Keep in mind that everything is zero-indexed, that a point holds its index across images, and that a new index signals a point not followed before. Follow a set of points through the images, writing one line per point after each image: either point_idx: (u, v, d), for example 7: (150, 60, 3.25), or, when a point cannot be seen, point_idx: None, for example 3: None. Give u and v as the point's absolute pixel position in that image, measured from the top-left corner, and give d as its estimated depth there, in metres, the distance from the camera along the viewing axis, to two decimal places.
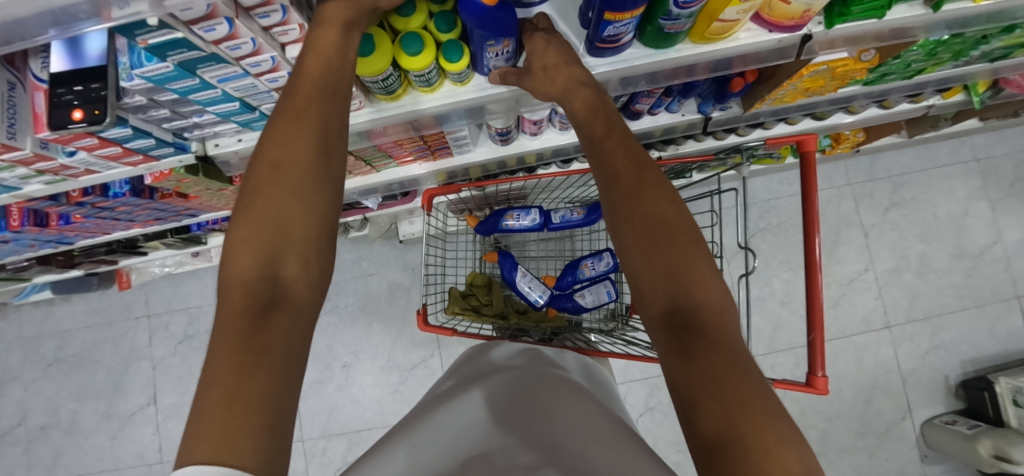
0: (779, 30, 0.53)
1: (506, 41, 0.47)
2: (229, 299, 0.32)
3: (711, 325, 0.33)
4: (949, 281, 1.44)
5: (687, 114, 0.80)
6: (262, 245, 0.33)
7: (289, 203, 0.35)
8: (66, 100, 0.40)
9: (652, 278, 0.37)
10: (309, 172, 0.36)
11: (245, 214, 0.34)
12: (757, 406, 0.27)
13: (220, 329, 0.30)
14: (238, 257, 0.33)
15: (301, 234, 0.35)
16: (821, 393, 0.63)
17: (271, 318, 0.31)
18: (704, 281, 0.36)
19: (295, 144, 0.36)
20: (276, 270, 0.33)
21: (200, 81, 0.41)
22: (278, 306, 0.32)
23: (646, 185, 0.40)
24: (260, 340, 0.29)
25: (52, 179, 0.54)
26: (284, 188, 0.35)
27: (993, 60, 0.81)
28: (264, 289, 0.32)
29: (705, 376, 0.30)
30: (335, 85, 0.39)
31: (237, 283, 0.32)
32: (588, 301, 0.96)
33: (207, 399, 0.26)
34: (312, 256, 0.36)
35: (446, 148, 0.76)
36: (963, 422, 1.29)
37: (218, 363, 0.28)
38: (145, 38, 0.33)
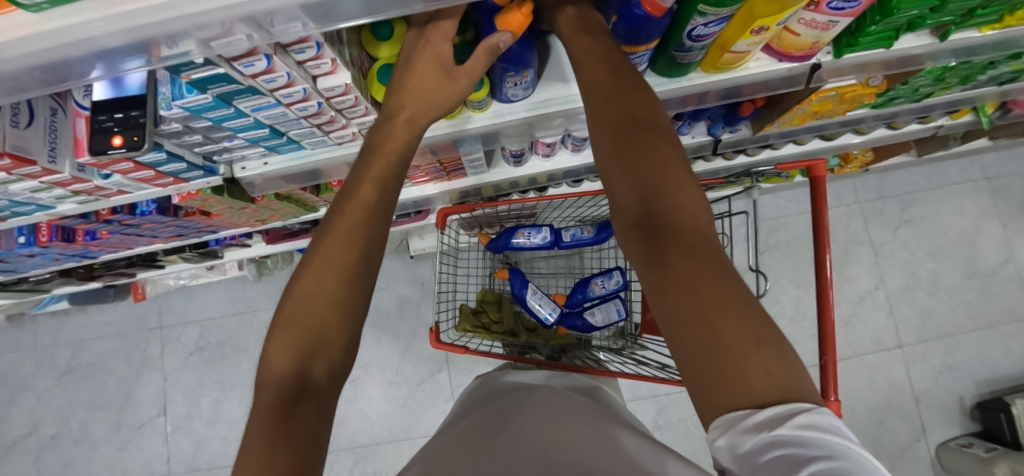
0: (789, 60, 0.54)
1: (526, 72, 0.48)
2: (262, 393, 0.34)
3: (688, 229, 0.33)
4: (961, 300, 1.42)
5: (697, 136, 0.81)
6: (298, 342, 0.36)
7: (324, 291, 0.38)
8: (106, 127, 0.43)
9: (625, 183, 0.37)
10: (346, 260, 0.39)
11: (290, 309, 0.38)
12: (735, 308, 0.28)
13: (253, 422, 0.33)
14: (276, 354, 0.36)
15: (335, 341, 0.37)
16: (835, 417, 0.62)
17: (299, 409, 0.33)
18: (683, 192, 0.35)
19: (343, 238, 0.40)
20: (309, 363, 0.36)
21: (234, 110, 0.43)
22: (305, 397, 0.34)
23: (623, 91, 0.40)
24: (292, 427, 0.32)
25: (86, 199, 0.57)
26: (323, 279, 0.38)
27: (1000, 83, 0.82)
28: (295, 381, 0.34)
29: (682, 288, 0.30)
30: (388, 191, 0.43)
31: (272, 379, 0.35)
32: (597, 320, 0.96)
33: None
34: (340, 351, 0.38)
35: (461, 170, 0.77)
36: (979, 445, 1.26)
37: (251, 448, 0.31)
38: (189, 73, 0.35)
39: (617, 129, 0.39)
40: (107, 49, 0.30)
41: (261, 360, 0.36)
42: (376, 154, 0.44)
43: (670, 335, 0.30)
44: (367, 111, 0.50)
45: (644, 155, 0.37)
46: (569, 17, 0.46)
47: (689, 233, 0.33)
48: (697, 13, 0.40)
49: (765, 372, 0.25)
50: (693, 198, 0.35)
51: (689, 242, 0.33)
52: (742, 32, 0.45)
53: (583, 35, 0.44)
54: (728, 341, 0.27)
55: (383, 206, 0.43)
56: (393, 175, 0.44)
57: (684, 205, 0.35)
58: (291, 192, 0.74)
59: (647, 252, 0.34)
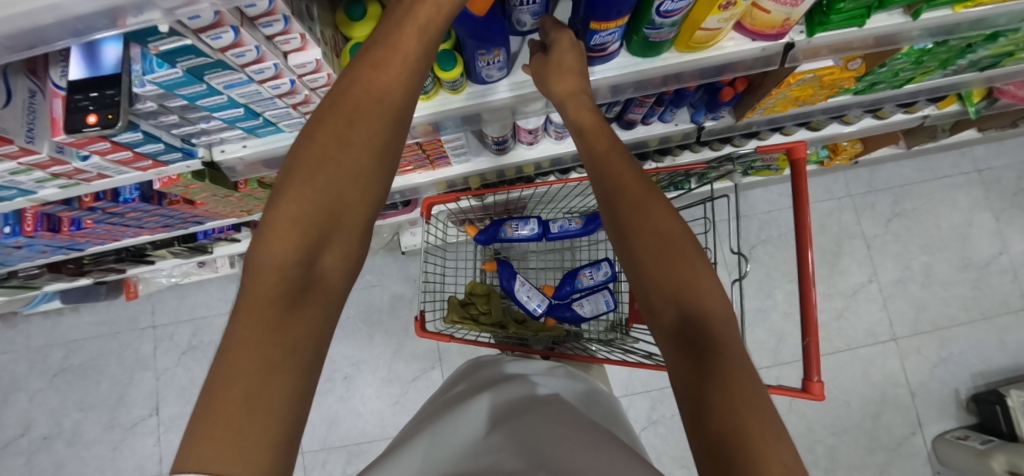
0: (762, 39, 0.54)
1: (497, 51, 0.48)
2: (259, 280, 0.33)
3: (723, 340, 0.35)
4: (955, 292, 1.41)
5: (680, 124, 0.81)
6: (301, 236, 0.35)
7: (330, 200, 0.36)
8: (81, 105, 0.44)
9: (660, 294, 0.40)
10: (349, 182, 0.37)
11: (294, 194, 0.35)
12: (757, 404, 0.29)
13: (245, 312, 0.31)
14: (277, 239, 0.34)
15: (350, 223, 0.37)
16: (817, 398, 0.62)
17: (301, 308, 0.33)
18: (712, 301, 0.38)
19: (362, 137, 0.38)
20: (315, 259, 0.35)
21: (206, 87, 0.43)
22: (312, 291, 0.34)
23: (651, 200, 0.44)
24: (286, 336, 0.31)
25: (66, 183, 0.57)
26: (332, 188, 0.36)
27: (982, 69, 0.83)
28: (298, 278, 0.34)
29: (699, 361, 0.34)
30: (405, 92, 0.40)
31: (271, 265, 0.33)
32: (586, 311, 0.96)
33: (223, 395, 0.27)
34: (352, 247, 0.38)
35: (445, 157, 0.78)
36: (975, 437, 1.25)
37: (238, 351, 0.29)
38: (157, 45, 0.35)
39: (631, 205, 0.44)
40: (74, 16, 0.30)
41: (252, 243, 0.34)
42: (402, 25, 0.39)
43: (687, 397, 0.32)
44: None
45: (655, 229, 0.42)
46: (582, 110, 0.51)
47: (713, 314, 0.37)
48: None
49: (776, 446, 0.26)
50: (720, 305, 0.38)
51: (710, 327, 0.36)
52: (711, 8, 0.45)
53: (612, 147, 0.49)
54: (747, 428, 0.27)
55: (397, 135, 0.40)
56: (409, 96, 0.40)
57: (703, 291, 0.39)
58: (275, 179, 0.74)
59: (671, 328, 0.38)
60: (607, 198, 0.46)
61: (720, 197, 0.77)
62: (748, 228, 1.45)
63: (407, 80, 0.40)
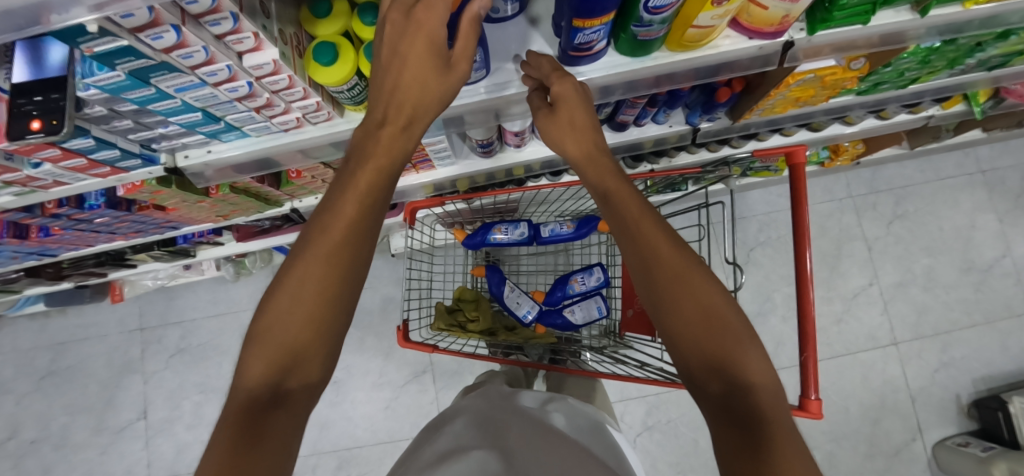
0: (759, 37, 0.51)
1: (473, 51, 0.45)
2: (236, 394, 0.32)
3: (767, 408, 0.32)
4: (958, 296, 1.39)
5: (675, 125, 0.78)
6: (281, 345, 0.33)
7: (310, 290, 0.34)
8: (24, 110, 0.41)
9: (688, 350, 0.36)
10: (330, 273, 0.35)
11: (277, 294, 0.35)
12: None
13: (226, 420, 0.30)
14: (252, 358, 0.33)
15: (326, 311, 0.35)
16: (815, 417, 0.59)
17: (271, 414, 0.31)
18: (746, 355, 0.35)
19: (341, 217, 0.36)
20: (289, 371, 0.33)
21: (155, 91, 0.40)
22: (280, 403, 0.32)
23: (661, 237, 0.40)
24: (257, 436, 0.29)
25: (23, 191, 0.54)
26: (309, 283, 0.34)
27: (991, 68, 0.79)
28: (271, 385, 0.32)
29: (745, 447, 0.29)
30: (387, 168, 0.38)
31: (248, 385, 0.32)
32: (577, 318, 0.92)
33: None
34: (333, 338, 0.36)
35: (428, 161, 0.74)
36: (977, 444, 1.22)
37: (210, 459, 0.27)
38: (89, 46, 0.32)
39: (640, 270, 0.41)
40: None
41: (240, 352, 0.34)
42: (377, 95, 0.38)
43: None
44: (306, 93, 0.47)
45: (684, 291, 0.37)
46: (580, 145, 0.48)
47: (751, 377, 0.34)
48: None
49: None
50: (757, 360, 0.35)
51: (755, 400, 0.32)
52: (703, 4, 0.42)
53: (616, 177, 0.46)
54: None
55: (376, 208, 0.38)
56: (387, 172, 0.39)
57: (747, 361, 0.34)
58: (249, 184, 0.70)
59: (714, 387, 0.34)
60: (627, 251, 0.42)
61: (715, 204, 0.74)
62: (746, 230, 1.42)
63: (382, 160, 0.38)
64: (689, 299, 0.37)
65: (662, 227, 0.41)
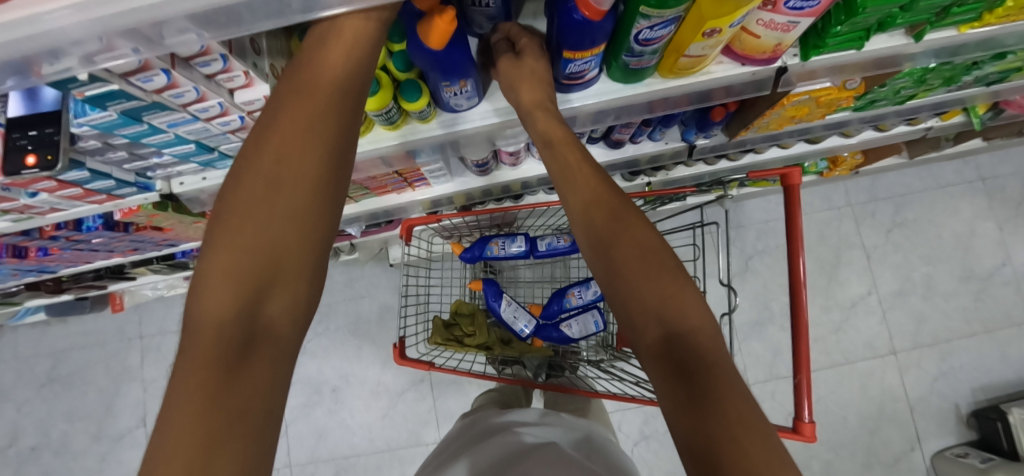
0: (752, 64, 0.51)
1: (463, 82, 0.46)
2: (199, 336, 0.29)
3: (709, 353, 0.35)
4: (957, 304, 1.38)
5: (670, 142, 0.78)
6: (242, 277, 0.31)
7: (266, 237, 0.32)
8: (18, 145, 0.40)
9: (641, 308, 0.38)
10: (294, 212, 0.33)
11: (227, 239, 0.32)
12: (748, 418, 0.30)
13: (184, 377, 0.28)
14: (207, 303, 0.30)
15: (293, 265, 0.33)
16: (809, 440, 0.59)
17: (247, 367, 0.29)
18: (694, 311, 0.37)
19: (296, 163, 0.34)
20: (255, 315, 0.31)
21: (148, 127, 0.40)
22: (257, 347, 0.30)
23: (622, 212, 0.44)
24: (229, 398, 0.27)
25: (20, 217, 0.54)
26: (271, 222, 0.33)
27: (989, 84, 0.79)
28: (238, 335, 0.30)
29: (692, 391, 0.32)
30: (341, 108, 0.36)
31: (208, 323, 0.29)
32: (574, 332, 0.92)
33: (170, 457, 0.24)
34: (300, 294, 0.34)
35: (423, 180, 0.74)
36: (975, 454, 1.22)
37: (180, 418, 0.26)
38: (80, 90, 0.33)
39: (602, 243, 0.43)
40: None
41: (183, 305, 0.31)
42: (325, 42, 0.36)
43: (683, 438, 0.31)
44: None
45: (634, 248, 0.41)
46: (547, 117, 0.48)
47: (697, 327, 0.36)
48: (639, 15, 0.38)
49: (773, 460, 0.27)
50: (702, 314, 0.37)
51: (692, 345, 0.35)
52: (694, 35, 0.42)
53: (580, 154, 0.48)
54: (742, 447, 0.28)
55: (348, 147, 0.36)
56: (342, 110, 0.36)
57: (688, 311, 0.37)
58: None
59: (657, 348, 0.37)
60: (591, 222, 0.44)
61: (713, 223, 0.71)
62: (745, 238, 1.42)
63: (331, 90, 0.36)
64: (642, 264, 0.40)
65: (620, 202, 0.44)
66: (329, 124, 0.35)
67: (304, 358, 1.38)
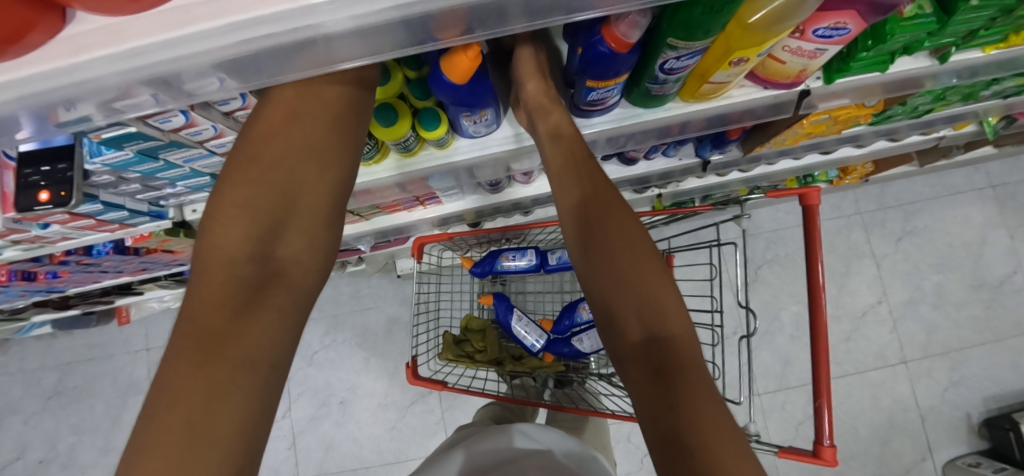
0: (774, 87, 0.50)
1: (484, 111, 0.46)
2: (213, 272, 0.32)
3: (688, 358, 0.36)
4: (967, 313, 1.38)
5: (684, 158, 0.77)
6: (257, 220, 0.34)
7: (277, 176, 0.35)
8: (32, 181, 0.39)
9: (626, 311, 0.40)
10: (304, 169, 0.36)
11: (245, 175, 0.35)
12: (725, 430, 0.32)
13: (194, 304, 0.31)
14: (222, 233, 0.33)
15: (306, 206, 0.37)
16: (830, 464, 0.58)
17: (267, 296, 0.33)
18: (677, 319, 0.39)
19: (313, 109, 0.36)
20: (270, 247, 0.35)
21: (164, 163, 0.39)
22: (270, 286, 0.34)
23: (618, 213, 0.44)
24: (239, 330, 0.30)
25: (30, 246, 0.53)
26: (283, 166, 0.36)
27: (1006, 97, 0.78)
28: (251, 271, 0.33)
29: (669, 394, 0.34)
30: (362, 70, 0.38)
31: (224, 258, 0.33)
32: (586, 347, 0.89)
33: (173, 381, 0.27)
34: (314, 234, 0.37)
35: (436, 198, 0.73)
36: (987, 464, 1.22)
37: (183, 345, 0.29)
38: (97, 133, 0.32)
39: (595, 241, 0.43)
40: (5, 113, 0.26)
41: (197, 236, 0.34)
42: None
43: (659, 439, 0.33)
44: None
45: (625, 249, 0.42)
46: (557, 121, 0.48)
47: (678, 335, 0.38)
48: (666, 46, 0.37)
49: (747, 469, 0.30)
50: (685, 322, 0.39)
51: (674, 351, 0.37)
52: (720, 63, 0.41)
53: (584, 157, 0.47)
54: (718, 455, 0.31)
55: (355, 101, 0.38)
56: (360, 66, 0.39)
57: (670, 318, 0.39)
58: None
59: (636, 351, 0.38)
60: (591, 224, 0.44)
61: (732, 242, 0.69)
62: (754, 248, 1.41)
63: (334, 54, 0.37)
64: (632, 269, 0.41)
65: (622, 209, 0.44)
66: (331, 85, 0.37)
67: (312, 370, 1.38)
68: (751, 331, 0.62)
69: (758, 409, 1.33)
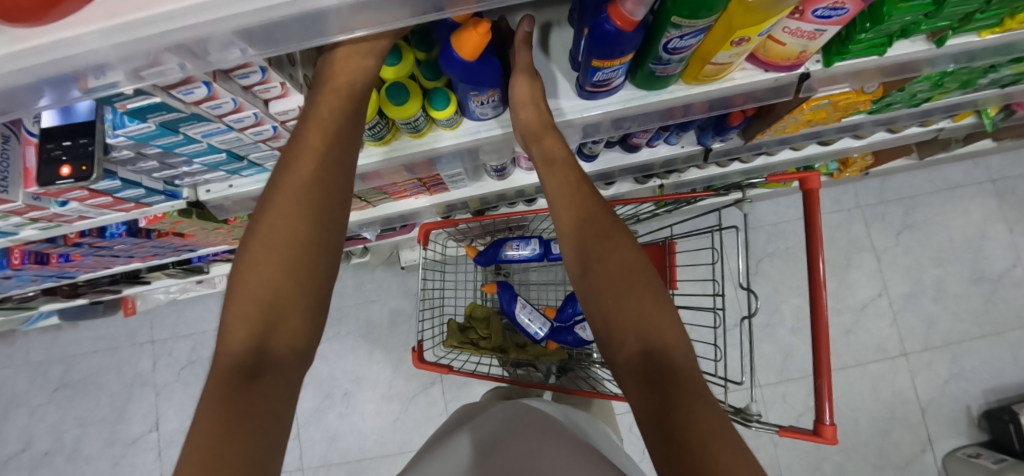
0: (776, 70, 0.51)
1: (491, 91, 0.47)
2: (219, 366, 0.33)
3: (682, 369, 0.38)
4: (967, 306, 1.39)
5: (686, 146, 0.78)
6: (255, 313, 0.35)
7: (272, 262, 0.37)
8: (54, 155, 0.40)
9: (623, 328, 0.42)
10: (292, 258, 0.37)
11: (246, 270, 0.36)
12: (718, 430, 0.33)
13: (210, 388, 0.32)
14: (231, 326, 0.35)
15: (298, 297, 0.37)
16: (830, 442, 0.59)
17: (262, 384, 0.33)
18: (670, 333, 0.41)
19: (299, 194, 0.38)
20: (268, 336, 0.35)
21: (183, 137, 0.40)
22: (264, 374, 0.33)
23: (612, 234, 0.47)
24: (245, 411, 0.31)
25: (47, 225, 0.54)
26: (276, 251, 0.37)
27: (1003, 86, 0.79)
28: (252, 356, 0.34)
29: (664, 403, 0.36)
30: (339, 150, 0.40)
31: (229, 352, 0.34)
32: (588, 335, 0.90)
33: (187, 460, 0.28)
34: (308, 322, 0.38)
35: (442, 185, 0.74)
36: (987, 456, 1.23)
37: (201, 424, 0.30)
38: (123, 103, 0.33)
39: (591, 261, 0.46)
40: (39, 79, 0.27)
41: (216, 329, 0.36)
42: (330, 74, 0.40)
43: (657, 439, 0.35)
44: None
45: (619, 267, 0.45)
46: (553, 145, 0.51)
47: (671, 346, 0.40)
48: (671, 25, 0.38)
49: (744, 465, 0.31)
50: (678, 336, 0.41)
51: (668, 359, 0.39)
52: (723, 43, 0.42)
53: (579, 180, 0.51)
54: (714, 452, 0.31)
55: (334, 181, 0.39)
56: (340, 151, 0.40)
57: (665, 331, 0.41)
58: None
59: (634, 359, 0.40)
60: (588, 245, 0.47)
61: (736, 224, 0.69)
62: (755, 241, 1.42)
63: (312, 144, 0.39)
64: (625, 288, 0.44)
65: (615, 228, 0.48)
66: (313, 167, 0.39)
67: (316, 362, 1.39)
68: (752, 309, 0.62)
69: (758, 401, 1.34)
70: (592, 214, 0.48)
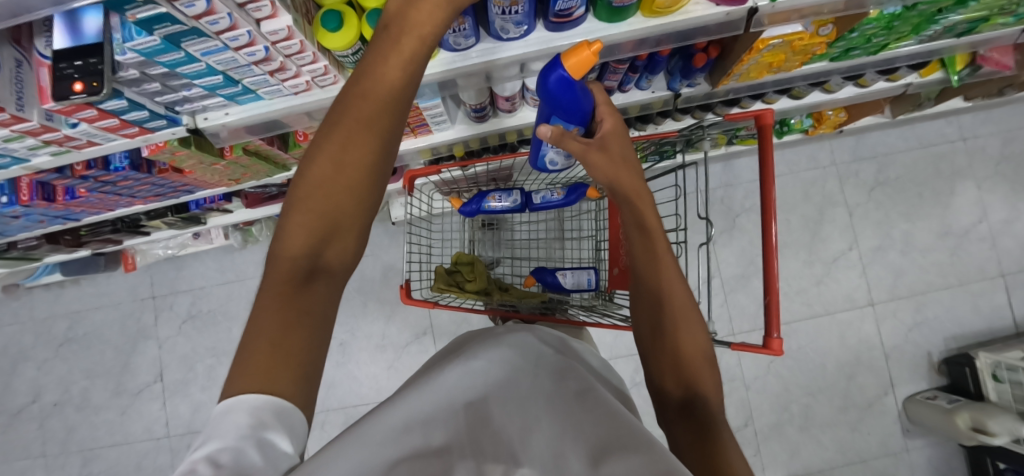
0: (726, 4, 0.55)
1: (461, 19, 0.50)
2: (277, 266, 0.35)
3: (682, 313, 0.50)
4: (933, 259, 1.48)
5: (657, 91, 0.83)
6: (313, 226, 0.36)
7: (336, 182, 0.37)
8: (66, 73, 0.43)
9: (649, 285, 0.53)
10: (350, 195, 0.37)
11: (304, 202, 0.36)
12: (699, 351, 0.49)
13: (269, 283, 0.34)
14: (291, 235, 0.36)
15: (348, 225, 0.37)
16: (775, 354, 0.66)
17: (311, 287, 0.34)
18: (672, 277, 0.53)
19: (359, 147, 0.37)
20: (319, 251, 0.36)
21: (185, 55, 0.45)
22: (316, 276, 0.35)
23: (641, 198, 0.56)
24: (302, 304, 0.33)
25: (59, 150, 0.58)
26: (330, 196, 0.36)
27: (959, 35, 0.81)
28: (306, 263, 0.35)
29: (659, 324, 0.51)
30: (397, 97, 0.39)
31: (285, 255, 0.35)
32: (567, 281, 0.99)
33: (255, 341, 0.30)
34: (351, 242, 0.38)
35: (425, 125, 0.80)
36: (943, 397, 1.33)
37: (265, 302, 0.33)
38: (134, 13, 0.37)
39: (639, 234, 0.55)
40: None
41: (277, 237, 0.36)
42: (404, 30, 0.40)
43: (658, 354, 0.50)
44: (315, 56, 0.50)
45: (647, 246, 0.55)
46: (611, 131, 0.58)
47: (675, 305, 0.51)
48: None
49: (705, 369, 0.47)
50: (676, 282, 0.53)
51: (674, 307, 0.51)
52: None
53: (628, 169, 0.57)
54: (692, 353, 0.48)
55: (384, 134, 0.38)
56: (405, 91, 0.39)
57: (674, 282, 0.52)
58: (280, 156, 0.80)
59: (649, 307, 0.53)
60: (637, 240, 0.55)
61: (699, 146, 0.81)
62: (731, 197, 1.49)
63: (413, 69, 0.40)
64: (653, 255, 0.54)
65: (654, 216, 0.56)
66: (371, 124, 0.37)
67: None
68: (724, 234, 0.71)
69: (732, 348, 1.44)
70: (639, 202, 0.56)
